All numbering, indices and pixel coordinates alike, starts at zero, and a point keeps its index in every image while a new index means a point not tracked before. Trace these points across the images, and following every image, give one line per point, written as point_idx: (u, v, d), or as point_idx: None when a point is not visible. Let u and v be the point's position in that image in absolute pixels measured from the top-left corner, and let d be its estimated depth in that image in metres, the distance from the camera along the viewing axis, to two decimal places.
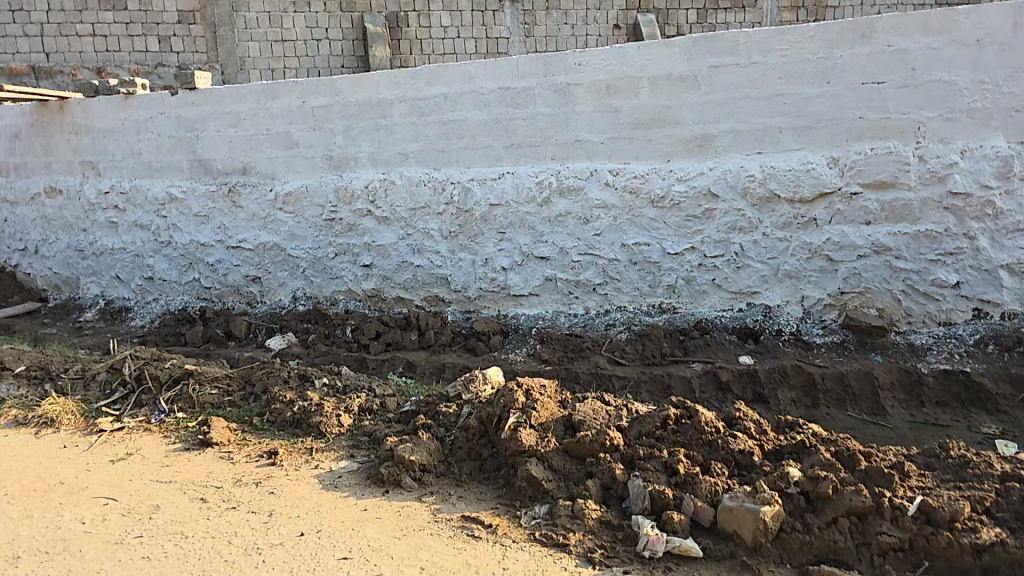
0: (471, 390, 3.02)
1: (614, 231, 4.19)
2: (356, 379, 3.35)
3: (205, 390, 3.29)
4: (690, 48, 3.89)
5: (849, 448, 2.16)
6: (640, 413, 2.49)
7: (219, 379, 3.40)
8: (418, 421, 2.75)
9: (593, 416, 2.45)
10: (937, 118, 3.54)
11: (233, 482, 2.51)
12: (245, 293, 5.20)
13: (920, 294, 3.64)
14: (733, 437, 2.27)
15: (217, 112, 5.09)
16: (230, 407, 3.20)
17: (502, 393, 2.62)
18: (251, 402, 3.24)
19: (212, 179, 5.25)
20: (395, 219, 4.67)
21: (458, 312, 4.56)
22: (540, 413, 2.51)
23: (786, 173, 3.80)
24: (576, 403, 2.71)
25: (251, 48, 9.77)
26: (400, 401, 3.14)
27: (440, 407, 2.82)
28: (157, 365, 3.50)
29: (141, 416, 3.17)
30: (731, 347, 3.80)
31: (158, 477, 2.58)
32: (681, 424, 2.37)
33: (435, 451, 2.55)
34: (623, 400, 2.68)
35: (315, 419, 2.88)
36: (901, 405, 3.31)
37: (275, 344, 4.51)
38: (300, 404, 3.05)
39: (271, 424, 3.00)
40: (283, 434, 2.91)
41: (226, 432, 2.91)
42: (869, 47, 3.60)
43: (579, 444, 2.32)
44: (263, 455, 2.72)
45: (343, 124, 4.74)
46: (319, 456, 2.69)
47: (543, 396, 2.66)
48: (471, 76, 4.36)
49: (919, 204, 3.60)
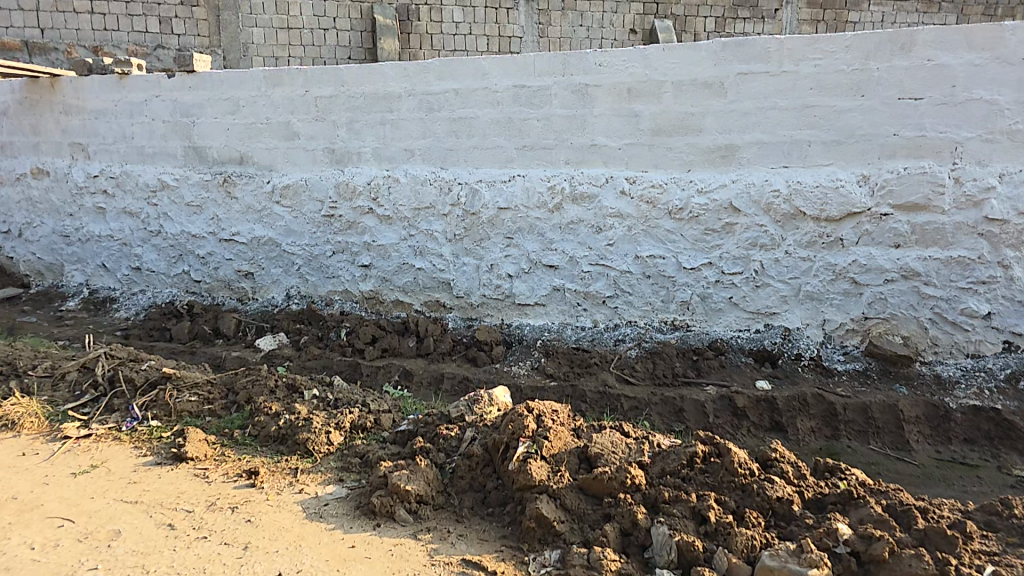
0: (475, 412, 2.76)
1: (627, 242, 3.99)
2: (348, 393, 3.12)
3: (182, 397, 3.06)
4: (718, 53, 3.71)
5: (903, 503, 1.96)
6: (663, 449, 2.29)
7: (200, 386, 3.17)
8: (416, 444, 2.52)
9: (611, 450, 2.26)
10: (975, 138, 3.36)
11: (206, 506, 2.28)
12: (236, 289, 4.97)
13: (948, 324, 3.46)
14: (769, 482, 2.06)
15: (215, 98, 4.87)
16: (210, 418, 2.98)
17: (511, 417, 2.42)
18: (233, 413, 3.02)
19: (206, 168, 5.02)
20: (397, 218, 4.46)
21: (459, 319, 4.35)
22: (551, 443, 2.31)
23: (813, 190, 3.61)
24: (591, 432, 2.51)
25: (255, 34, 9.58)
26: (396, 418, 2.92)
27: (440, 430, 2.59)
28: (132, 367, 3.28)
29: (111, 422, 2.94)
30: (748, 371, 3.60)
31: (122, 497, 2.35)
32: (709, 463, 2.17)
33: (434, 480, 2.33)
34: (643, 431, 2.48)
35: (302, 436, 2.66)
36: (927, 440, 3.12)
37: (266, 344, 4.29)
38: (286, 417, 2.83)
39: (253, 439, 2.78)
40: (266, 451, 2.69)
41: (203, 446, 2.69)
42: (907, 61, 3.42)
43: (597, 481, 2.12)
44: (243, 475, 2.50)
45: (348, 116, 4.53)
46: (304, 479, 2.47)
47: (556, 423, 2.46)
48: (485, 72, 4.16)
49: (952, 228, 3.42)
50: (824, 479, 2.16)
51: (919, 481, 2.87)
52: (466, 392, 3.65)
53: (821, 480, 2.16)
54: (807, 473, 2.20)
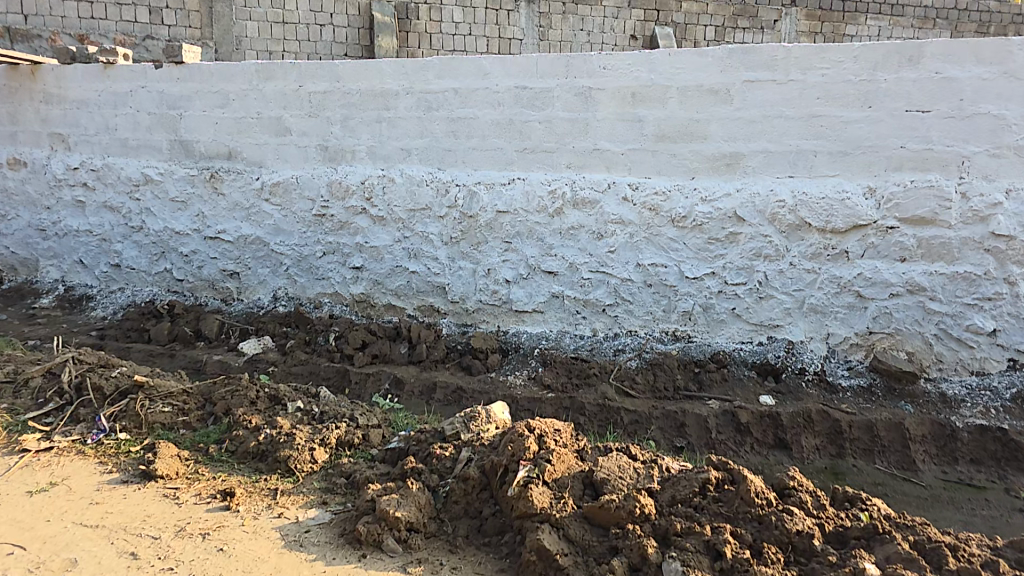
0: (471, 431, 2.61)
1: (628, 250, 3.89)
2: (336, 406, 2.98)
3: (155, 407, 2.92)
4: (723, 59, 3.64)
5: (932, 541, 1.88)
6: (672, 475, 2.21)
7: (175, 395, 3.03)
8: (407, 465, 2.41)
9: (617, 475, 2.17)
10: (982, 153, 3.30)
11: (174, 532, 2.15)
12: (220, 289, 4.80)
13: (954, 340, 3.39)
14: (787, 513, 1.98)
15: (204, 90, 4.72)
16: (183, 431, 2.83)
17: (510, 438, 2.33)
18: (209, 426, 2.88)
19: (193, 162, 4.86)
20: (391, 219, 4.32)
21: (453, 325, 4.22)
22: (554, 467, 2.21)
23: (819, 201, 3.54)
24: (595, 454, 2.41)
25: (249, 28, 9.40)
26: (385, 435, 2.80)
27: (434, 450, 2.48)
28: (102, 374, 3.14)
29: (75, 434, 2.79)
30: (750, 385, 3.52)
31: (82, 520, 2.21)
32: (722, 491, 2.09)
33: (425, 506, 2.21)
34: (651, 455, 2.39)
35: (283, 454, 2.53)
36: (933, 460, 3.06)
37: (251, 348, 4.14)
38: (266, 432, 2.69)
39: (230, 455, 2.64)
40: (244, 469, 2.56)
41: (174, 463, 2.54)
42: (915, 73, 3.36)
43: (603, 511, 2.03)
44: (217, 496, 2.36)
45: (342, 113, 4.40)
46: (284, 502, 2.34)
47: (559, 445, 2.36)
48: (485, 72, 4.06)
49: (958, 243, 3.35)
50: (845, 510, 2.08)
51: (926, 504, 2.82)
52: (459, 402, 3.56)
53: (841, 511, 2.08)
54: (826, 503, 2.12)
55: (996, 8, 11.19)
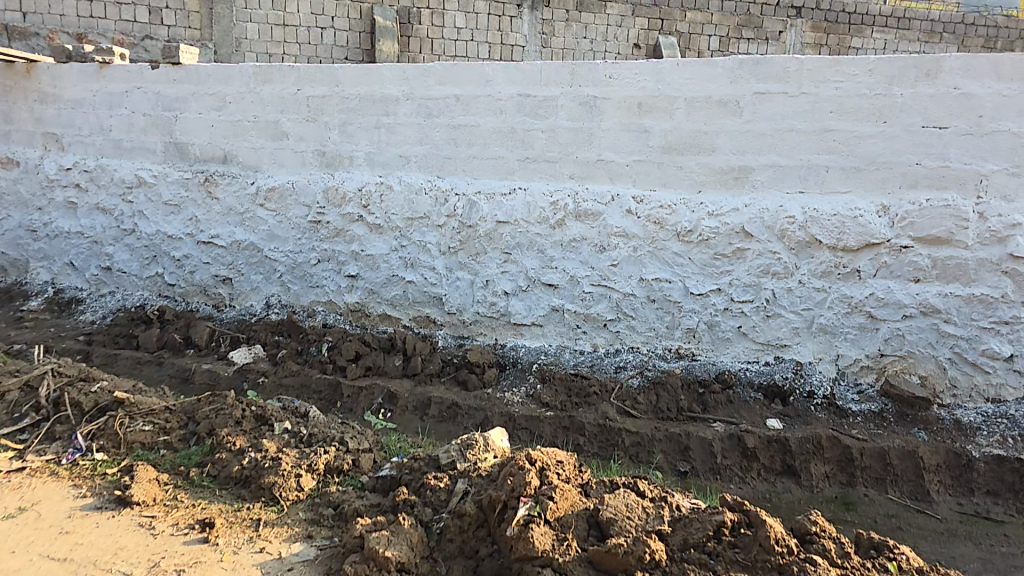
0: (469, 459, 2.47)
1: (632, 263, 3.76)
2: (325, 427, 2.84)
3: (135, 426, 2.79)
4: (734, 70, 3.54)
5: None
6: (684, 515, 2.12)
7: (156, 413, 2.89)
8: (400, 497, 2.29)
9: (625, 515, 2.06)
10: (1002, 172, 3.19)
11: (147, 568, 2.01)
12: (212, 295, 4.66)
13: (968, 364, 3.26)
14: (809, 563, 1.87)
15: (200, 92, 4.62)
16: (164, 451, 2.70)
17: (510, 472, 2.20)
18: (191, 446, 2.75)
19: (187, 165, 4.75)
20: (388, 227, 4.20)
21: (449, 337, 4.07)
22: (556, 505, 2.08)
23: (830, 218, 3.42)
24: (600, 489, 2.30)
25: (249, 29, 9.33)
26: (377, 460, 2.67)
27: (428, 481, 2.35)
28: (82, 389, 3.02)
29: (50, 454, 2.66)
30: (756, 407, 3.39)
31: (50, 553, 2.07)
32: (738, 535, 1.99)
33: (418, 543, 2.08)
34: (659, 491, 2.29)
35: (267, 481, 2.40)
36: (949, 491, 2.96)
37: (241, 357, 4.03)
38: (250, 456, 2.56)
39: (211, 480, 2.51)
40: (225, 496, 2.42)
41: (151, 488, 2.41)
42: (932, 88, 3.26)
43: (609, 556, 1.92)
44: (195, 527, 2.22)
45: (340, 118, 4.30)
46: (266, 534, 2.20)
47: (563, 480, 2.25)
48: (487, 79, 3.97)
49: (975, 264, 3.23)
50: (871, 558, 1.98)
51: (941, 538, 2.73)
52: (454, 418, 3.44)
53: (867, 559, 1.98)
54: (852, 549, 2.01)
55: (1003, 23, 11.26)
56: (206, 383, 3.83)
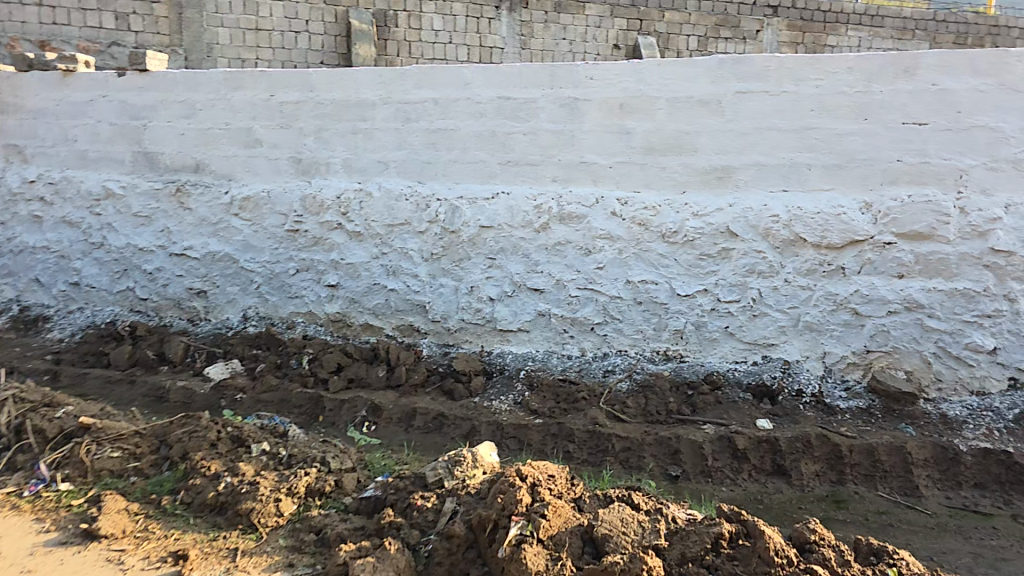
0: (456, 476, 2.40)
1: (618, 266, 3.73)
2: (306, 446, 2.74)
3: (103, 452, 2.68)
4: (714, 70, 3.55)
5: None
6: (680, 527, 2.07)
7: (125, 438, 2.77)
8: (384, 518, 2.20)
9: (620, 530, 2.01)
10: (980, 166, 3.22)
11: None
12: (186, 309, 4.52)
13: (953, 358, 3.26)
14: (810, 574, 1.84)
15: (169, 100, 4.50)
16: (135, 479, 2.59)
17: (500, 489, 2.14)
18: (164, 472, 2.64)
19: (157, 175, 4.61)
20: (368, 234, 4.11)
21: (433, 345, 3.98)
22: (550, 523, 2.03)
23: (813, 216, 3.43)
24: (593, 503, 2.25)
25: (221, 34, 9.15)
26: (360, 479, 2.59)
27: (415, 501, 2.27)
28: (46, 415, 2.89)
29: (13, 486, 2.55)
30: (746, 407, 3.35)
31: None
32: (737, 547, 1.95)
33: (405, 568, 2.01)
34: (654, 502, 2.24)
35: (244, 508, 2.30)
36: (936, 485, 2.92)
37: (217, 372, 3.91)
38: (225, 480, 2.45)
39: (185, 508, 2.40)
40: (200, 525, 2.32)
41: (121, 520, 2.30)
42: (910, 85, 3.29)
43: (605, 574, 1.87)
44: (168, 559, 2.13)
45: (316, 124, 4.21)
46: (244, 565, 2.11)
47: (555, 495, 2.19)
48: (466, 82, 3.92)
49: (957, 258, 3.25)
50: (869, 566, 1.96)
51: (932, 534, 2.67)
52: (440, 429, 3.36)
53: (866, 566, 1.96)
54: (850, 557, 1.99)
55: (971, 20, 11.30)
56: (181, 401, 3.71)
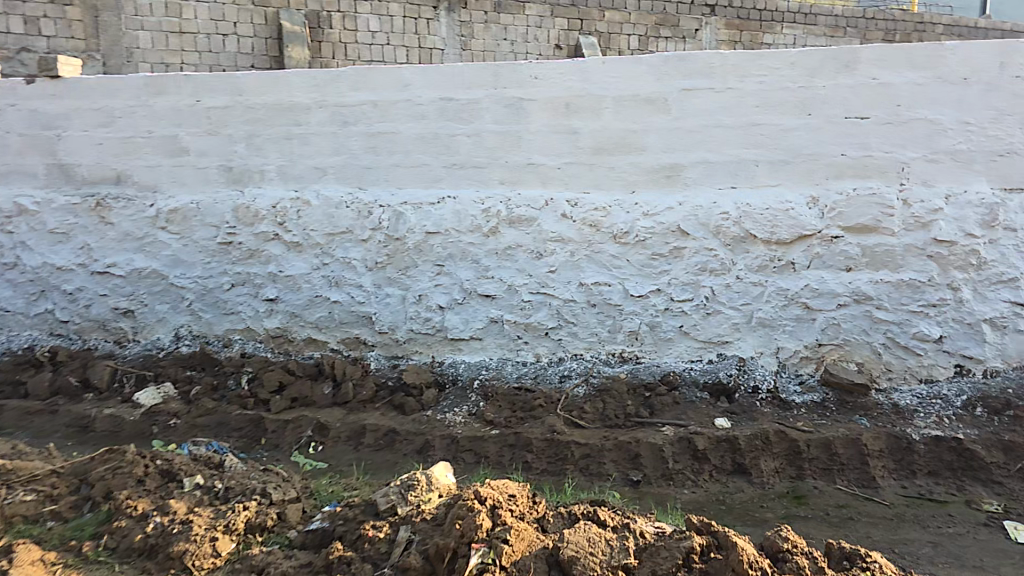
0: (410, 501, 2.25)
1: (570, 269, 3.64)
2: (244, 477, 2.55)
3: (14, 497, 2.40)
4: (660, 66, 3.50)
5: None
6: (650, 543, 2.00)
7: (39, 479, 2.52)
8: (332, 553, 2.04)
9: (588, 551, 1.91)
10: (920, 159, 3.28)
11: None
12: (112, 330, 4.21)
13: (901, 348, 3.31)
14: None
15: (84, 107, 4.17)
16: (52, 525, 2.33)
17: (458, 514, 2.01)
18: (85, 515, 2.39)
19: (74, 189, 4.27)
20: (308, 245, 3.91)
21: (382, 358, 3.81)
22: (512, 549, 1.93)
23: (762, 212, 3.43)
24: (557, 522, 2.15)
25: (141, 38, 8.69)
26: (304, 510, 2.43)
27: (366, 532, 2.11)
28: None
29: None
30: (703, 407, 3.31)
31: None
32: (709, 561, 1.89)
33: None
34: (619, 518, 2.16)
35: (177, 549, 2.09)
36: (892, 475, 2.94)
37: (148, 399, 3.62)
38: (155, 521, 2.23)
39: (109, 554, 2.16)
40: (126, 571, 2.09)
41: (34, 571, 2.04)
42: (852, 79, 3.32)
43: None
44: None
45: (246, 130, 3.97)
46: None
47: (517, 518, 2.08)
48: (406, 83, 3.76)
49: (902, 250, 3.30)
50: (844, 570, 1.94)
51: (890, 524, 2.66)
52: (391, 446, 3.20)
53: (841, 571, 1.95)
54: (824, 564, 1.97)
55: (899, 17, 11.82)
56: (109, 430, 3.44)
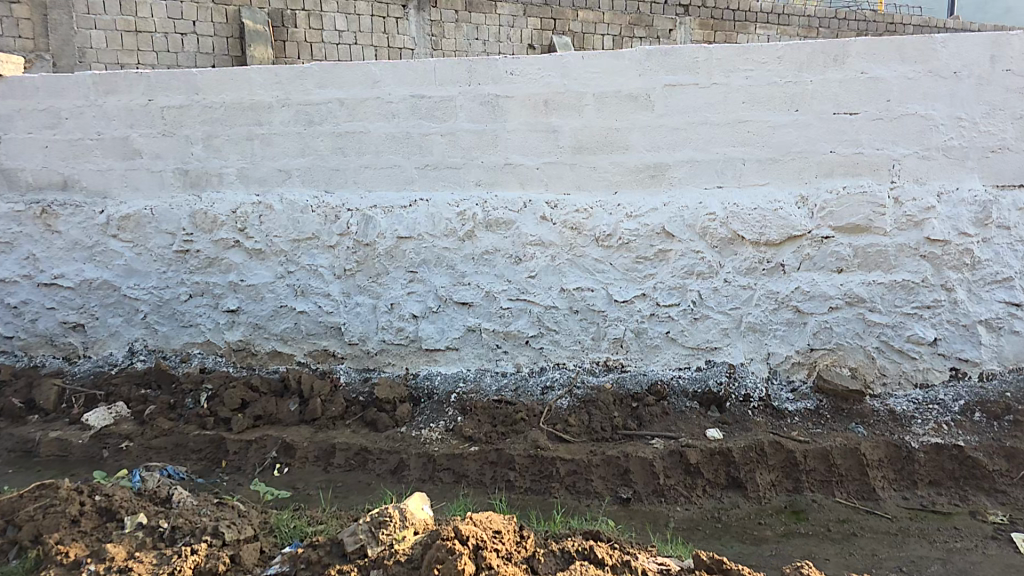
0: (383, 541, 2.04)
1: (551, 274, 3.45)
2: (193, 515, 2.31)
3: None
4: (643, 61, 3.35)
5: None
6: None
7: None
8: None
9: None
10: (913, 155, 3.18)
11: None
12: (61, 345, 3.93)
13: (895, 352, 3.19)
14: None
15: (27, 108, 3.89)
16: None
17: (439, 557, 1.83)
18: (11, 562, 2.13)
19: (17, 195, 3.98)
20: (271, 252, 3.67)
21: (352, 371, 3.59)
22: None
23: (750, 212, 3.28)
24: (546, 561, 1.97)
25: (93, 37, 8.35)
26: (262, 550, 2.20)
27: None
28: None
29: None
30: (693, 417, 3.15)
31: None
32: None
33: None
34: (613, 555, 2.00)
35: None
36: (892, 486, 2.79)
37: (98, 420, 3.33)
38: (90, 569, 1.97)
39: None
40: None
41: None
42: (841, 73, 3.20)
43: None
44: None
45: (204, 130, 3.73)
46: None
47: (503, 559, 1.91)
48: (375, 79, 3.56)
49: (895, 250, 3.18)
50: None
51: (894, 540, 2.51)
52: (364, 466, 2.99)
53: None
54: None
55: (871, 17, 11.97)
56: (55, 455, 3.16)
